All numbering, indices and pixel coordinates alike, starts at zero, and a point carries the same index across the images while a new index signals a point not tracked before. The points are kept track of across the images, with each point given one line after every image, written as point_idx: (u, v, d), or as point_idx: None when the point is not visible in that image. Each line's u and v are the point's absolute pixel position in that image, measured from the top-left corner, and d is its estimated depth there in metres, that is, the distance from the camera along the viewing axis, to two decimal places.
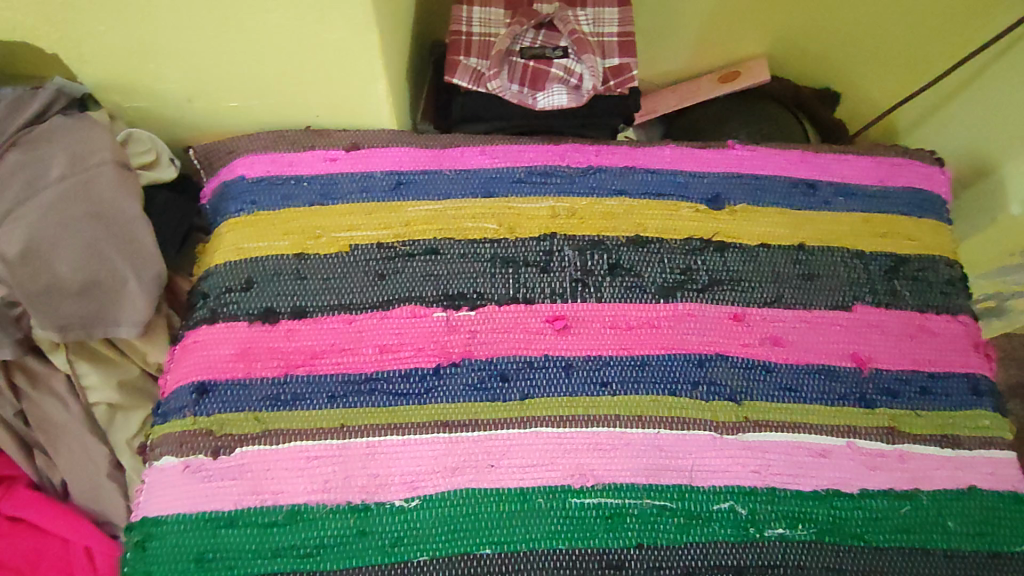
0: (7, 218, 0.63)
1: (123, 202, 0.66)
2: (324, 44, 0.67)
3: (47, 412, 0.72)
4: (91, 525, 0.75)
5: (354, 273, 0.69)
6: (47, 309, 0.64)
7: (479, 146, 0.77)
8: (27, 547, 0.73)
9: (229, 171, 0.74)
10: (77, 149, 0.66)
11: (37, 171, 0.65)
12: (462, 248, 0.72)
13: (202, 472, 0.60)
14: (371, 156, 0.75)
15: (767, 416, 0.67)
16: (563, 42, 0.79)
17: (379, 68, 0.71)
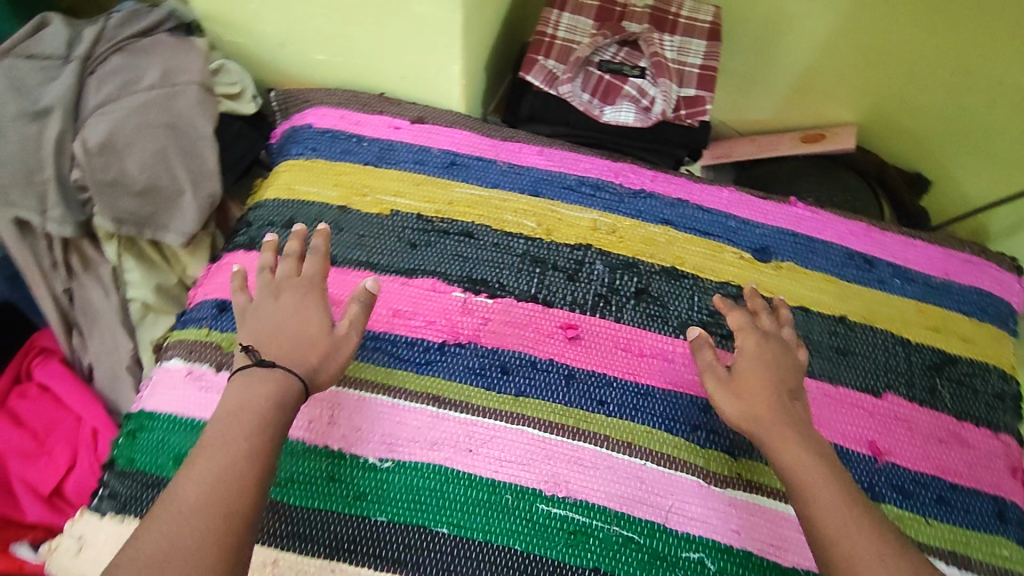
0: (97, 111, 0.69)
1: (197, 120, 0.72)
2: (411, 15, 0.71)
3: (90, 296, 0.79)
4: (104, 412, 0.83)
5: (388, 236, 0.72)
6: (110, 201, 0.69)
7: (539, 147, 0.78)
8: (47, 416, 0.82)
9: (302, 118, 0.80)
10: (172, 65, 0.73)
11: (132, 77, 0.71)
12: (497, 238, 0.72)
13: (202, 379, 0.62)
14: (433, 133, 0.78)
15: (749, 476, 0.63)
16: (643, 63, 0.80)
17: (457, 49, 0.73)
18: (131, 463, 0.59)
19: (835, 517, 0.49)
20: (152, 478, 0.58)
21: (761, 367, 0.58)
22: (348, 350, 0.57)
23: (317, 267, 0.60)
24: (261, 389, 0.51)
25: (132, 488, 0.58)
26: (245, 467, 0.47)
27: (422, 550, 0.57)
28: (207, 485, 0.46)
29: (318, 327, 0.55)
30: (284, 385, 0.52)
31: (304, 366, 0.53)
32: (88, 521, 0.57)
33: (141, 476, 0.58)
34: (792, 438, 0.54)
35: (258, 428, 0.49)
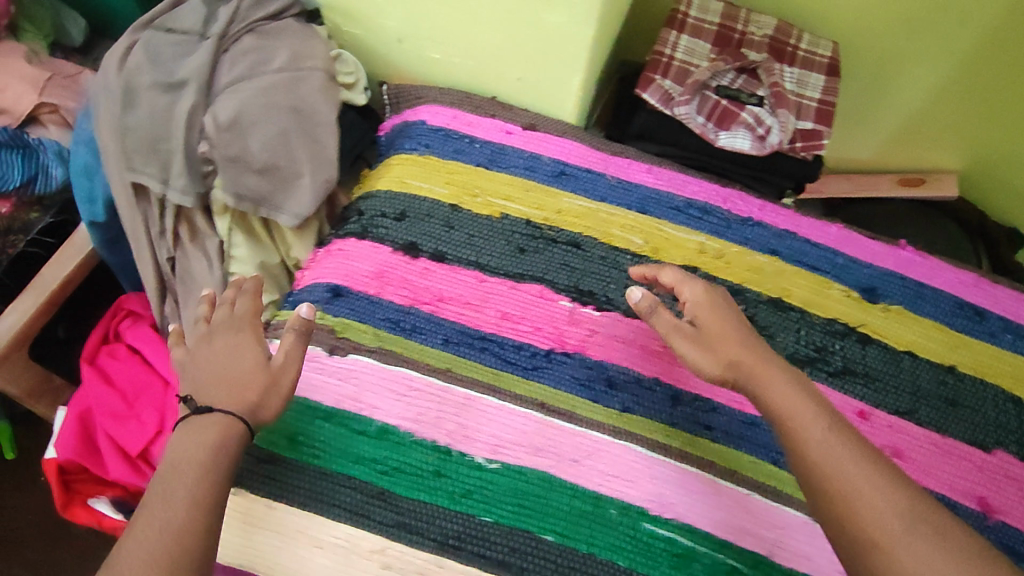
0: (227, 88, 0.70)
1: (321, 105, 0.72)
2: (541, 24, 0.71)
3: (191, 267, 0.79)
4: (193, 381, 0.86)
5: (497, 238, 0.72)
6: (230, 179, 0.70)
7: (647, 165, 0.78)
8: (135, 379, 0.89)
9: (414, 114, 0.80)
10: (299, 49, 0.73)
11: (261, 58, 0.72)
12: (604, 251, 0.72)
13: (315, 362, 0.64)
14: (543, 141, 0.78)
15: (752, 476, 0.63)
16: (761, 92, 0.78)
17: (584, 56, 0.72)
18: None
19: (820, 446, 0.48)
20: (263, 452, 0.60)
21: (722, 316, 0.58)
22: (285, 386, 0.58)
23: (247, 307, 0.61)
24: (206, 438, 0.52)
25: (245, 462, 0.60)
26: (191, 511, 0.48)
27: (526, 555, 0.57)
28: (174, 520, 0.47)
29: (256, 364, 0.57)
30: (226, 429, 0.53)
31: (240, 405, 0.54)
32: None
33: (253, 450, 0.60)
34: (777, 377, 0.53)
35: (202, 474, 0.50)
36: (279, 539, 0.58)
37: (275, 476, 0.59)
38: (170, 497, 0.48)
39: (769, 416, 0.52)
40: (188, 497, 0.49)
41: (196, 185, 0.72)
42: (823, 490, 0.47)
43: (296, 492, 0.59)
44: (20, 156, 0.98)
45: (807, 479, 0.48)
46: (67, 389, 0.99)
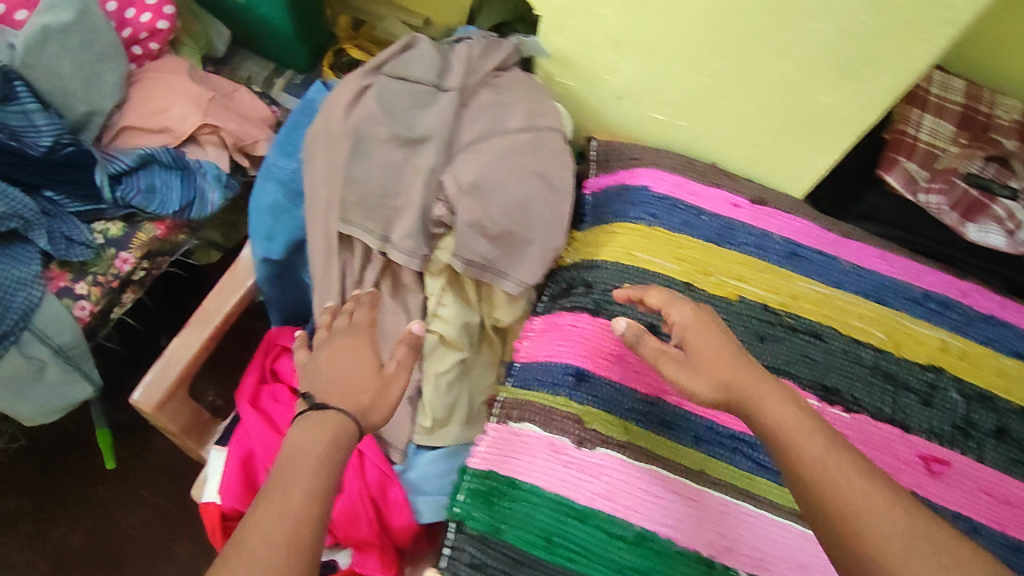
0: (466, 148, 0.67)
1: (560, 169, 0.68)
2: (809, 102, 0.63)
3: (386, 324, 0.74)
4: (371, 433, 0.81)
5: (734, 323, 0.68)
6: (462, 243, 0.65)
7: (879, 250, 0.74)
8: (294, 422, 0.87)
9: (632, 176, 0.76)
10: (534, 106, 0.69)
11: (498, 116, 0.68)
12: (845, 344, 0.68)
13: (564, 456, 0.62)
14: (774, 217, 0.73)
15: None
16: (1016, 185, 0.76)
17: (845, 143, 0.65)
18: (496, 532, 0.60)
19: (817, 459, 0.46)
20: (521, 554, 0.59)
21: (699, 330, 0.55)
22: (394, 397, 0.62)
23: (367, 317, 0.66)
24: (327, 428, 0.56)
25: (500, 562, 0.59)
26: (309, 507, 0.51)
27: None
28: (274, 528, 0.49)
29: (372, 373, 0.62)
30: (331, 424, 0.57)
31: (354, 405, 0.59)
32: None
33: (511, 550, 0.59)
34: (771, 391, 0.50)
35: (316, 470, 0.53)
36: None
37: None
38: (289, 494, 0.51)
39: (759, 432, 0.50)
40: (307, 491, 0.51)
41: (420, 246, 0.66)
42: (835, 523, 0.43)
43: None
44: (180, 178, 0.94)
45: (806, 499, 0.45)
46: (214, 421, 0.96)
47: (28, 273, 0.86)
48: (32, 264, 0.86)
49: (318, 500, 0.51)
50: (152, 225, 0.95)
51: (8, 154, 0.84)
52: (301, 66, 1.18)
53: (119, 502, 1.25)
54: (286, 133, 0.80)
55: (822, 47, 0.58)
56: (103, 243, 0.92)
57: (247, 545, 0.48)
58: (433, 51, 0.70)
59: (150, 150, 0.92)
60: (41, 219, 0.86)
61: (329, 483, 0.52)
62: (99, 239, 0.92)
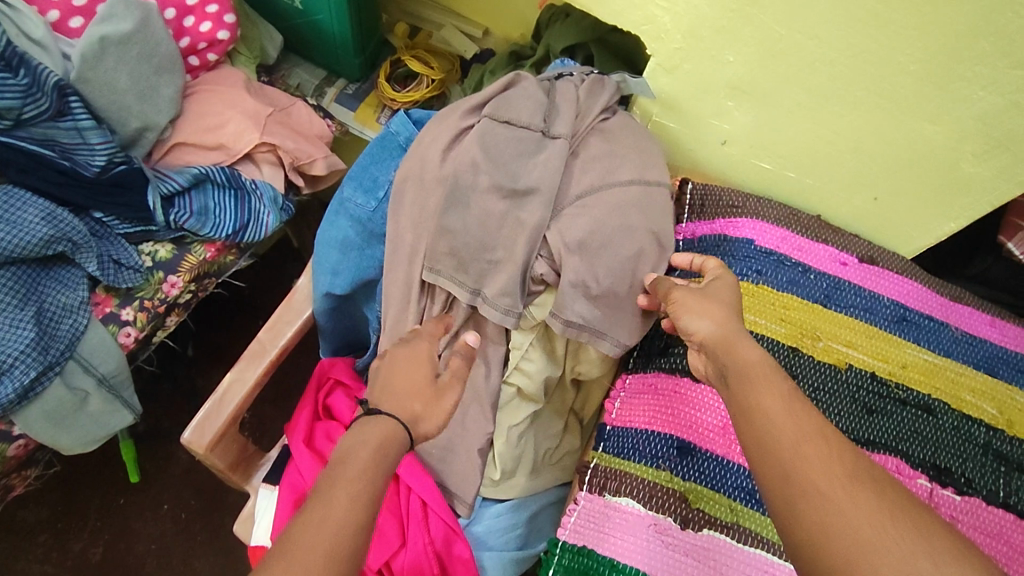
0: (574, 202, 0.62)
1: (668, 227, 0.64)
2: (948, 169, 0.62)
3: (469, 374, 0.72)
4: (433, 481, 0.74)
5: (843, 394, 0.66)
6: (564, 303, 0.61)
7: (990, 316, 0.71)
8: None
9: (733, 227, 0.73)
10: (642, 157, 0.65)
11: (609, 168, 0.64)
12: (956, 420, 0.65)
13: (667, 536, 0.58)
14: (881, 278, 0.71)
15: None
16: None
17: (979, 212, 0.64)
18: None
19: (800, 452, 0.42)
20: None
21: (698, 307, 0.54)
22: (445, 410, 0.57)
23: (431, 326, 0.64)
24: (377, 429, 0.53)
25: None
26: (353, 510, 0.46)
27: None
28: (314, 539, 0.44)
29: (424, 382, 0.58)
30: (382, 428, 0.53)
31: (402, 412, 0.55)
32: None
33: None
34: (761, 384, 0.47)
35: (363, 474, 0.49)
36: None
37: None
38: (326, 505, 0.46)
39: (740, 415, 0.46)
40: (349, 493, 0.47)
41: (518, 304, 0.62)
42: (810, 525, 0.39)
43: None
44: (233, 199, 0.91)
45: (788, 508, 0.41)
46: (258, 455, 0.90)
47: (75, 299, 0.82)
48: (79, 289, 0.83)
49: (360, 508, 0.47)
50: (202, 247, 0.92)
51: (60, 174, 0.83)
52: (353, 75, 1.14)
53: (140, 516, 1.20)
54: (362, 166, 0.75)
55: (983, 118, 0.57)
56: (151, 266, 0.89)
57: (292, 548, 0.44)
58: (539, 96, 0.66)
59: (204, 169, 0.90)
60: (90, 242, 0.82)
61: (363, 498, 0.47)
62: (146, 262, 0.88)
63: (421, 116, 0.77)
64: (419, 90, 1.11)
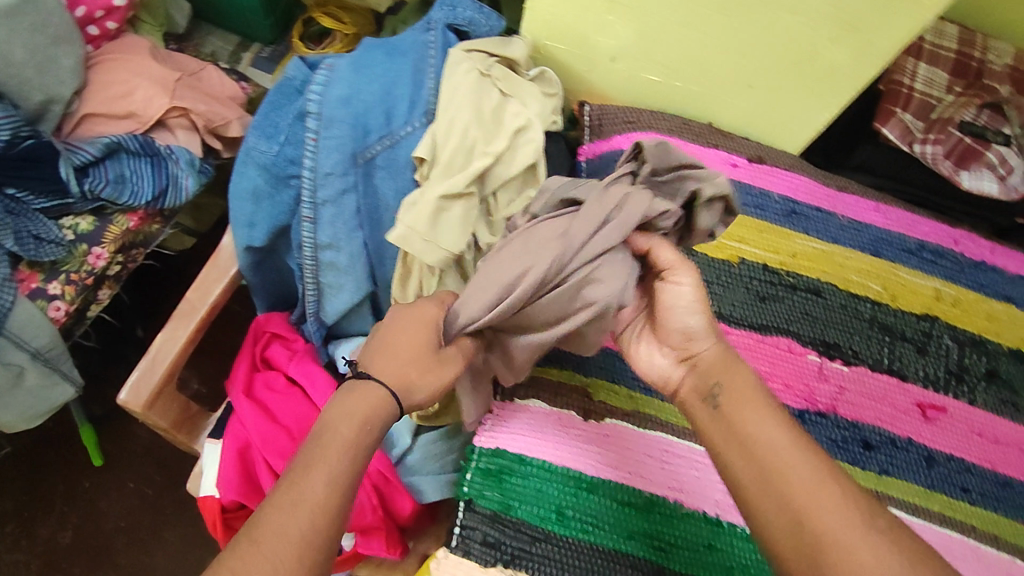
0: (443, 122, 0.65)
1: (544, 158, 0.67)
2: (814, 59, 0.64)
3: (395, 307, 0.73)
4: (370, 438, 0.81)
5: (736, 286, 0.68)
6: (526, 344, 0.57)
7: (874, 202, 0.74)
8: (295, 410, 0.84)
9: (628, 141, 0.75)
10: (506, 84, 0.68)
11: (479, 96, 0.66)
12: (843, 299, 0.69)
13: (570, 429, 0.62)
14: (771, 175, 0.73)
15: (959, 517, 0.62)
16: (1008, 128, 0.72)
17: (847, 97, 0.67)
18: (507, 509, 0.59)
19: (776, 438, 0.47)
20: (535, 530, 0.58)
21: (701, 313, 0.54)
22: (439, 385, 0.54)
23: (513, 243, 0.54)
24: (368, 400, 0.52)
25: (516, 540, 0.58)
26: (327, 499, 0.47)
27: None
28: (291, 529, 0.45)
29: (423, 350, 0.54)
30: (368, 401, 0.52)
31: (394, 382, 0.53)
32: (463, 565, 0.57)
33: (524, 527, 0.58)
34: (743, 375, 0.52)
35: (347, 464, 0.49)
36: None
37: (551, 555, 0.57)
38: None
39: (728, 428, 0.49)
40: (325, 478, 0.47)
41: (543, 266, 0.50)
42: (796, 512, 0.44)
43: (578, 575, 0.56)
44: (150, 165, 0.92)
45: (787, 531, 0.44)
46: (202, 414, 0.92)
47: None
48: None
49: None
50: (125, 216, 0.92)
51: None
52: (266, 37, 1.14)
53: (106, 494, 1.21)
54: (263, 113, 0.75)
55: (836, 4, 0.59)
56: (73, 239, 0.89)
57: (276, 533, 0.45)
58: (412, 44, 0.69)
59: (115, 138, 0.89)
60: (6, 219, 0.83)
61: None
62: (68, 235, 0.89)
63: (317, 61, 0.78)
64: (333, 46, 1.12)
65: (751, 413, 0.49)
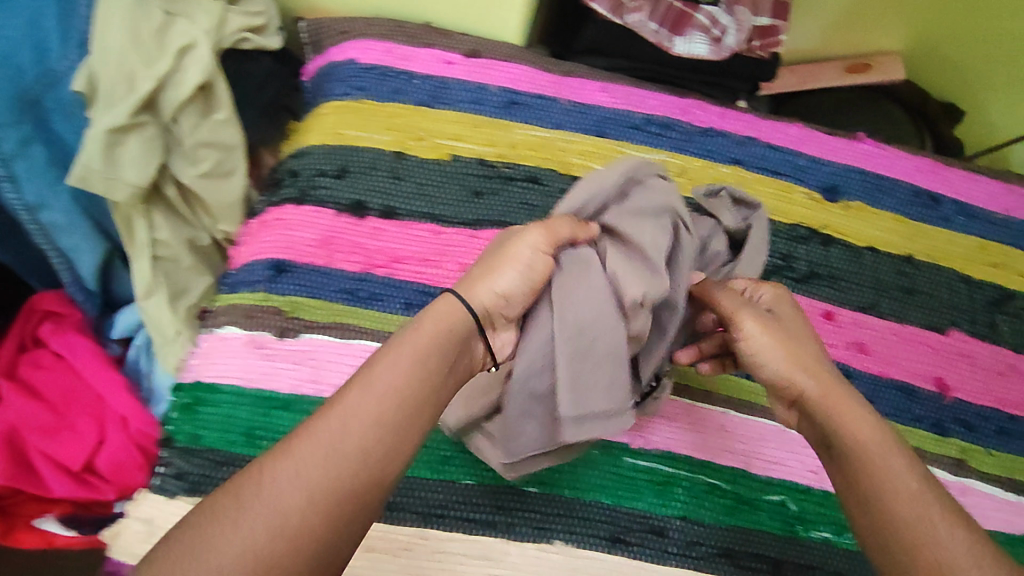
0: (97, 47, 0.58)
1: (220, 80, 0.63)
2: None
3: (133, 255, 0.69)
4: (132, 398, 0.79)
5: (450, 184, 0.67)
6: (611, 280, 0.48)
7: (600, 82, 0.73)
8: (63, 385, 0.78)
9: (339, 52, 0.71)
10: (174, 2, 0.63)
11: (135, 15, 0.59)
12: (565, 184, 0.68)
13: (263, 349, 0.61)
14: (489, 68, 0.71)
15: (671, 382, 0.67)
16: None
17: None
18: (196, 440, 0.59)
19: (892, 466, 0.42)
20: (222, 454, 0.59)
21: (791, 342, 0.49)
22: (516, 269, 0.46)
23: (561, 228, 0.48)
24: (447, 313, 0.44)
25: (202, 467, 0.58)
26: (381, 404, 0.39)
27: (512, 511, 0.60)
28: (329, 435, 0.37)
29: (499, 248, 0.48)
30: (446, 312, 0.44)
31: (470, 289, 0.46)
32: (156, 503, 0.57)
33: (209, 453, 0.59)
34: (854, 409, 0.45)
35: (417, 377, 0.41)
36: None
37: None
38: None
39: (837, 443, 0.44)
40: (381, 387, 0.40)
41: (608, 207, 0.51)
42: (886, 540, 0.40)
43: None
44: None
45: (870, 539, 0.41)
46: None
47: None
48: None
49: None
50: None
51: None
52: None
53: None
54: None
55: None
56: None
57: (312, 435, 0.37)
58: None
59: None
60: None
61: None
62: None
63: None
64: None
65: (854, 425, 0.44)
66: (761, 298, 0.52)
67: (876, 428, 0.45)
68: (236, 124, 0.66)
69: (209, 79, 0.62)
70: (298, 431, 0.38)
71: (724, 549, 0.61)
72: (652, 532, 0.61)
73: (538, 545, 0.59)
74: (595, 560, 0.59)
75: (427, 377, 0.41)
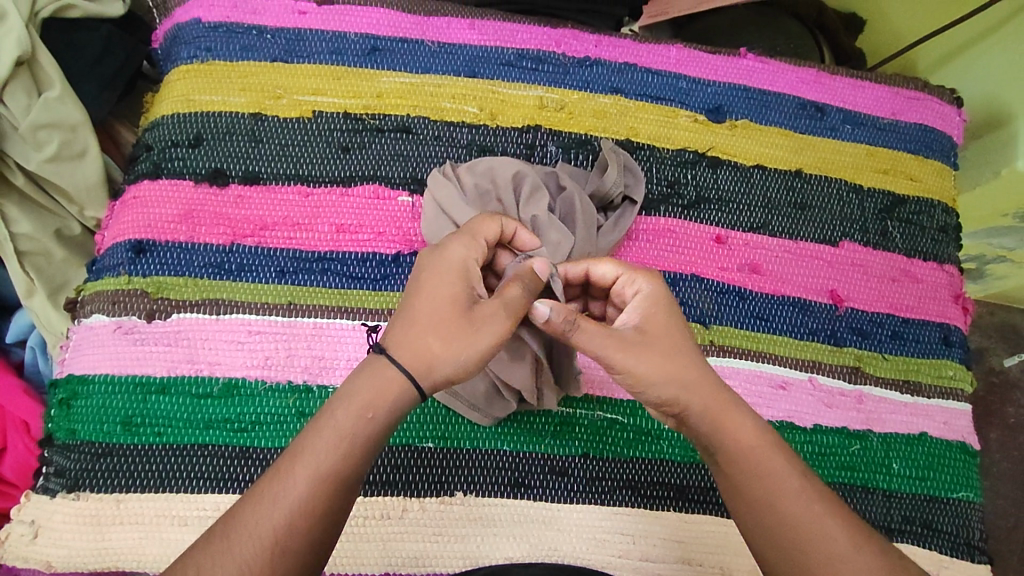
0: None
1: (43, 54, 0.61)
2: None
3: None
4: (35, 400, 0.71)
5: (315, 142, 0.63)
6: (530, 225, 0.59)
7: (468, 20, 0.70)
8: None
9: (184, 12, 0.67)
10: None
11: None
12: (437, 130, 0.66)
13: (135, 334, 0.58)
14: (346, 15, 0.67)
15: None
16: None
17: None
18: (72, 435, 0.56)
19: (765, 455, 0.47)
20: (100, 446, 0.56)
21: (664, 357, 0.49)
22: (477, 352, 0.46)
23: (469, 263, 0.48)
24: (385, 387, 0.45)
25: (79, 462, 0.55)
26: (316, 494, 0.42)
27: (412, 468, 0.59)
28: (263, 526, 0.41)
29: (453, 308, 0.46)
30: (382, 385, 0.45)
31: (416, 355, 0.46)
32: (38, 503, 0.55)
33: (88, 446, 0.56)
34: (733, 414, 0.49)
35: (343, 453, 0.43)
36: (132, 532, 0.54)
37: (117, 467, 0.55)
38: None
39: (728, 462, 0.48)
40: (308, 473, 0.42)
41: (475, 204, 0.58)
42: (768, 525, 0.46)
43: (147, 479, 0.55)
44: None
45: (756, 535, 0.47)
46: None
47: None
48: None
49: None
50: None
51: None
52: None
53: None
54: None
55: None
56: None
57: (251, 528, 0.41)
58: None
59: None
60: None
61: None
62: None
63: None
64: None
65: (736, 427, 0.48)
66: (638, 299, 0.51)
67: (759, 433, 0.49)
68: (75, 101, 0.62)
69: (30, 52, 0.59)
70: (236, 517, 0.42)
71: (627, 483, 0.61)
72: (554, 474, 0.60)
73: (439, 499, 0.58)
74: (498, 506, 0.59)
75: (355, 461, 0.44)
